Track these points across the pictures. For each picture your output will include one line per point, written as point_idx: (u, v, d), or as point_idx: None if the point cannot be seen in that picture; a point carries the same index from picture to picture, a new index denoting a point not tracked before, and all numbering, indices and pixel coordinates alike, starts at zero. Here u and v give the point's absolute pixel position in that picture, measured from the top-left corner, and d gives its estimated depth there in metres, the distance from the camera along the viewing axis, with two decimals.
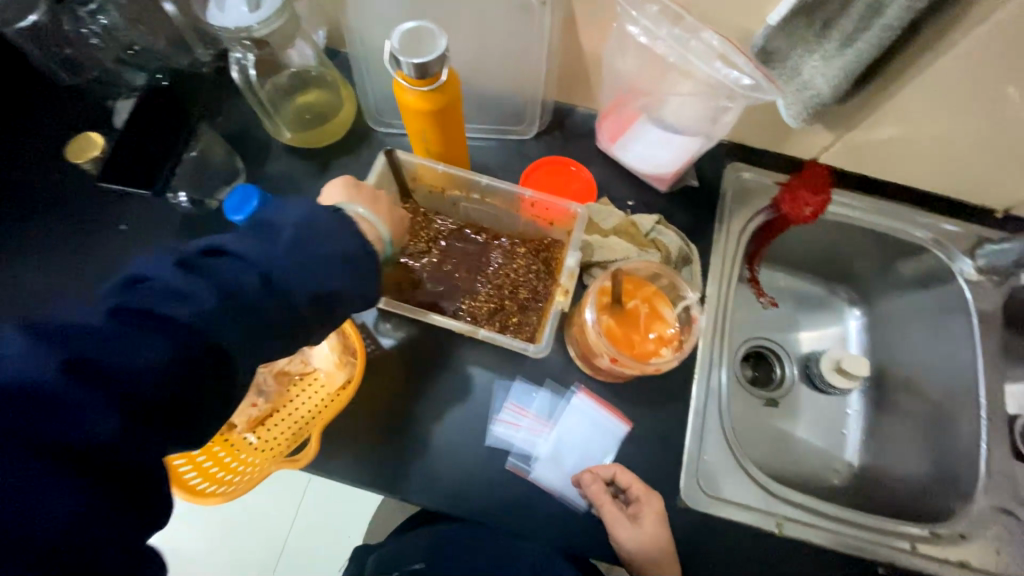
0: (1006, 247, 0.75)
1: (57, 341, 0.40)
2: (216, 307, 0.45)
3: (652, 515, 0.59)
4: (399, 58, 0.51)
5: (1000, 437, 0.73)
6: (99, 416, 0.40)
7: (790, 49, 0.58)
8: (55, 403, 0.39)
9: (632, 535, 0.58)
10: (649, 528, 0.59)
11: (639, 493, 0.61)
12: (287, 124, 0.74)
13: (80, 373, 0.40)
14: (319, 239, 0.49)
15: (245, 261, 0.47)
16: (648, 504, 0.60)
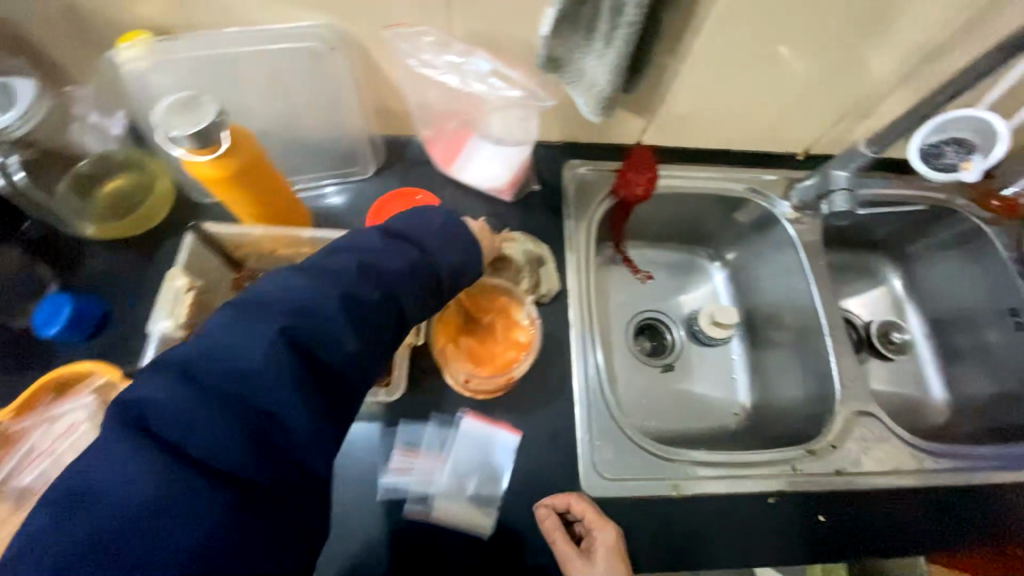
0: (807, 184, 0.84)
1: (233, 368, 0.40)
2: (333, 316, 0.44)
3: (603, 547, 0.57)
4: (168, 135, 0.49)
5: (845, 347, 0.82)
6: (262, 448, 0.39)
7: (569, 53, 0.63)
8: (255, 429, 0.39)
9: (579, 569, 0.56)
10: (599, 563, 0.56)
11: (593, 523, 0.59)
12: (90, 218, 0.68)
13: (262, 397, 0.40)
14: (400, 256, 0.50)
15: (336, 272, 0.46)
16: (599, 532, 0.58)
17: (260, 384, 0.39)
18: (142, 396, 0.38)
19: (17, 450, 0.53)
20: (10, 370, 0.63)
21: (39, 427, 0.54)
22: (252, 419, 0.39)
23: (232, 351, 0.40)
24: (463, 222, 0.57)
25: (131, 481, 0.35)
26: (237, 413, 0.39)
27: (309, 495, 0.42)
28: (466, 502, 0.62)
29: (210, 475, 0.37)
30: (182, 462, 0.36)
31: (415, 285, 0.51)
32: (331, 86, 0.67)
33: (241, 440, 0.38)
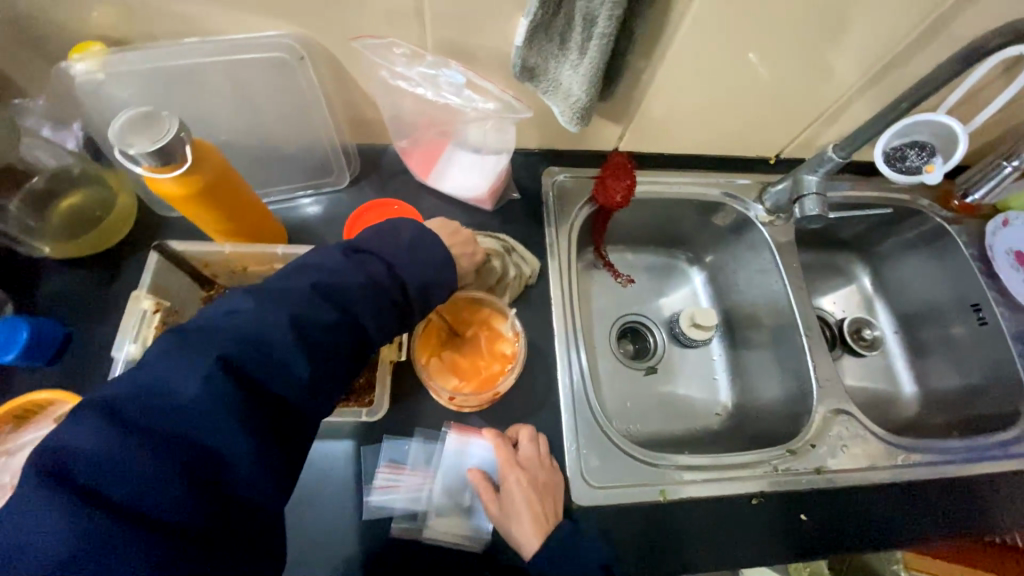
0: (780, 187, 0.86)
1: (163, 409, 0.38)
2: (264, 351, 0.43)
3: (515, 485, 0.58)
4: (127, 151, 0.47)
5: (822, 346, 0.85)
6: (214, 482, 0.39)
7: (545, 62, 0.63)
8: (189, 469, 0.38)
9: (498, 509, 0.58)
10: (512, 500, 0.58)
11: (505, 460, 0.60)
12: (48, 236, 0.65)
13: (190, 436, 0.38)
14: (353, 274, 0.49)
15: (272, 300, 0.45)
16: (509, 469, 0.59)
17: (195, 419, 0.39)
18: (66, 439, 0.35)
19: None
20: None
21: None
22: (184, 461, 0.38)
23: (158, 387, 0.39)
24: (432, 232, 0.56)
25: (47, 534, 0.33)
26: (166, 458, 0.37)
27: (258, 528, 0.41)
28: (454, 522, 0.60)
29: (138, 522, 0.35)
30: (109, 512, 0.35)
31: (373, 303, 0.50)
32: (302, 96, 0.66)
33: (178, 480, 0.37)
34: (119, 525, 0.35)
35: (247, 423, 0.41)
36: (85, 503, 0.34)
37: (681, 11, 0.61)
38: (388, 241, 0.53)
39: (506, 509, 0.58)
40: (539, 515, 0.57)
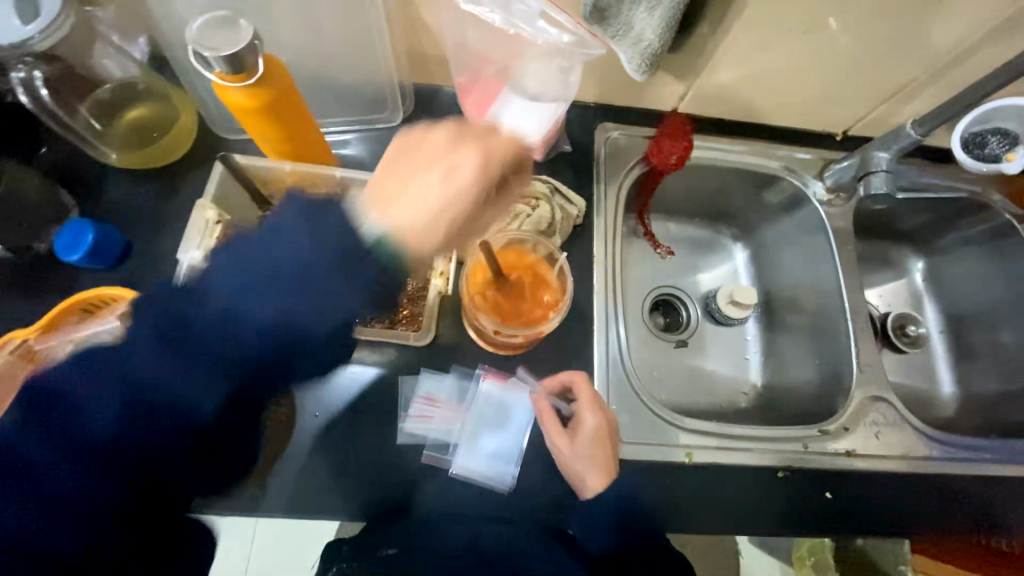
0: (844, 165, 0.82)
1: (112, 368, 0.44)
2: (213, 333, 0.47)
3: (586, 428, 0.60)
4: (203, 53, 0.46)
5: (866, 334, 0.82)
6: (66, 474, 0.42)
7: (618, 4, 0.59)
8: (124, 430, 0.43)
9: (563, 447, 0.60)
10: (581, 444, 0.59)
11: (582, 406, 0.61)
12: (113, 145, 0.66)
13: (132, 405, 0.44)
14: (315, 265, 0.49)
15: (234, 279, 0.48)
16: (584, 415, 0.60)
17: (148, 384, 0.44)
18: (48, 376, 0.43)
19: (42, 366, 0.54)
20: (30, 294, 0.62)
21: (64, 347, 0.54)
22: (121, 421, 0.43)
23: (135, 356, 0.44)
24: (434, 192, 0.53)
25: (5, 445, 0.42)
26: (101, 413, 0.43)
27: (167, 499, 0.48)
28: (480, 456, 0.63)
29: (76, 470, 0.42)
30: (48, 444, 0.42)
31: (334, 294, 0.50)
32: (363, 25, 0.64)
33: (110, 439, 0.43)
34: (46, 457, 0.42)
35: (185, 402, 0.46)
36: (36, 436, 0.42)
37: None
38: (358, 215, 0.51)
39: (571, 450, 0.59)
40: (604, 466, 0.59)
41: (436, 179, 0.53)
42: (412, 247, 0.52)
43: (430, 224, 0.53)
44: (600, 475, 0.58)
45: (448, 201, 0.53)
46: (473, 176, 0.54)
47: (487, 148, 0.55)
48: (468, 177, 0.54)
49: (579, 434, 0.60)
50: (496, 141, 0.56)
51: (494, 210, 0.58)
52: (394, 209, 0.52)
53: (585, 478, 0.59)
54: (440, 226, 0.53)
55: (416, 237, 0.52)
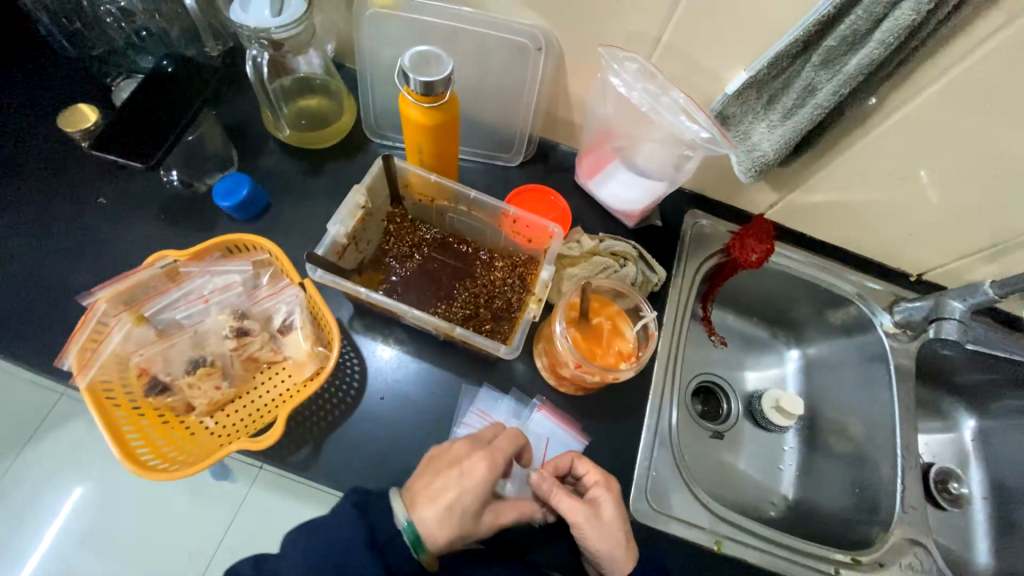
0: (917, 304, 0.85)
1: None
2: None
3: (605, 498, 0.60)
4: (409, 74, 0.56)
5: (913, 475, 0.81)
6: None
7: (743, 114, 0.68)
8: None
9: (587, 519, 0.59)
10: (605, 512, 0.60)
11: (593, 479, 0.62)
12: (288, 122, 0.77)
13: None
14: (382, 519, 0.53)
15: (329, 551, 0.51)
16: (604, 490, 0.61)
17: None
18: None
19: (183, 287, 0.64)
20: (181, 224, 0.72)
21: (204, 277, 0.65)
22: None
23: (326, 534, 0.52)
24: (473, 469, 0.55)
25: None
26: None
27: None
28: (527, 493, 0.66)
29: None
30: None
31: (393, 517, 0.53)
32: (522, 80, 0.75)
33: None
34: None
35: None
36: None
37: (892, 109, 0.65)
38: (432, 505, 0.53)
39: (599, 520, 0.59)
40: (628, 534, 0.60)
41: (457, 486, 0.54)
42: (437, 544, 0.52)
43: (451, 528, 0.53)
44: (628, 546, 0.59)
45: (460, 514, 0.53)
46: (480, 479, 0.55)
47: (492, 457, 0.57)
48: (479, 475, 0.55)
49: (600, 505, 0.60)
50: (500, 441, 0.59)
51: (493, 518, 0.58)
52: (435, 514, 0.53)
53: (620, 544, 0.59)
54: (452, 522, 0.53)
55: (438, 536, 0.52)
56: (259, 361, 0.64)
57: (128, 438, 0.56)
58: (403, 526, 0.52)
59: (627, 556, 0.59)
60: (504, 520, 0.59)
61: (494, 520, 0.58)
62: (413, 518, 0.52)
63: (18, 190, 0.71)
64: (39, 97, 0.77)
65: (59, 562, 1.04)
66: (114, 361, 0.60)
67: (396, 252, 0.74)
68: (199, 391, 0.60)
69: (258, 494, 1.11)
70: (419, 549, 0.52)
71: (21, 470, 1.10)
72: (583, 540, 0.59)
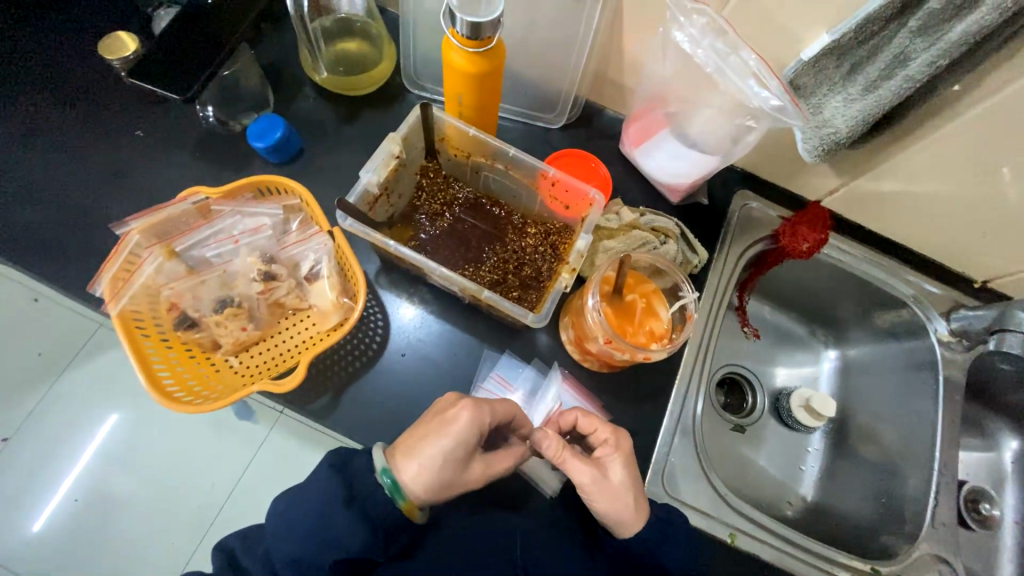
0: (977, 313, 0.78)
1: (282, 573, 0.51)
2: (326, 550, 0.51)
3: (613, 457, 0.57)
4: (455, 14, 0.52)
5: (948, 493, 0.76)
6: None
7: (816, 85, 0.61)
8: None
9: (595, 480, 0.55)
10: (614, 473, 0.56)
11: (602, 434, 0.59)
12: (326, 64, 0.73)
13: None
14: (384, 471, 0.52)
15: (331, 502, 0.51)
16: (614, 452, 0.57)
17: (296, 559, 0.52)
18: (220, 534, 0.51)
19: (214, 225, 0.64)
20: (216, 163, 0.71)
21: (234, 216, 0.64)
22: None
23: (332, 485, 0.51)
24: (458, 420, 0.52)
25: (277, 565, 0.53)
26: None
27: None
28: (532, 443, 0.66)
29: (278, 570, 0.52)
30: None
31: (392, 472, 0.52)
32: (572, 34, 0.69)
33: None
34: None
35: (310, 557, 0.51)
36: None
37: (989, 93, 0.57)
38: (415, 461, 0.51)
39: (607, 482, 0.56)
40: (639, 494, 0.56)
41: (441, 446, 0.51)
42: (416, 492, 0.51)
43: (435, 484, 0.51)
44: (637, 507, 0.56)
45: (445, 468, 0.51)
46: (467, 432, 0.52)
47: (480, 411, 0.53)
48: (467, 425, 0.52)
49: (607, 464, 0.57)
50: (495, 402, 0.56)
51: (484, 468, 0.54)
52: (418, 467, 0.51)
53: (629, 507, 0.55)
54: (432, 473, 0.51)
55: (418, 488, 0.51)
56: (285, 307, 0.64)
57: (154, 368, 0.57)
58: (384, 475, 0.52)
59: (637, 517, 0.56)
60: (494, 471, 0.56)
61: (485, 470, 0.55)
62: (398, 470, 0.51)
63: (59, 116, 0.71)
64: (82, 21, 0.76)
65: (93, 478, 1.11)
66: (144, 293, 0.61)
67: (427, 210, 0.72)
68: (225, 330, 0.61)
69: (277, 438, 1.15)
70: (398, 496, 0.51)
71: (61, 390, 1.16)
72: (589, 502, 0.55)
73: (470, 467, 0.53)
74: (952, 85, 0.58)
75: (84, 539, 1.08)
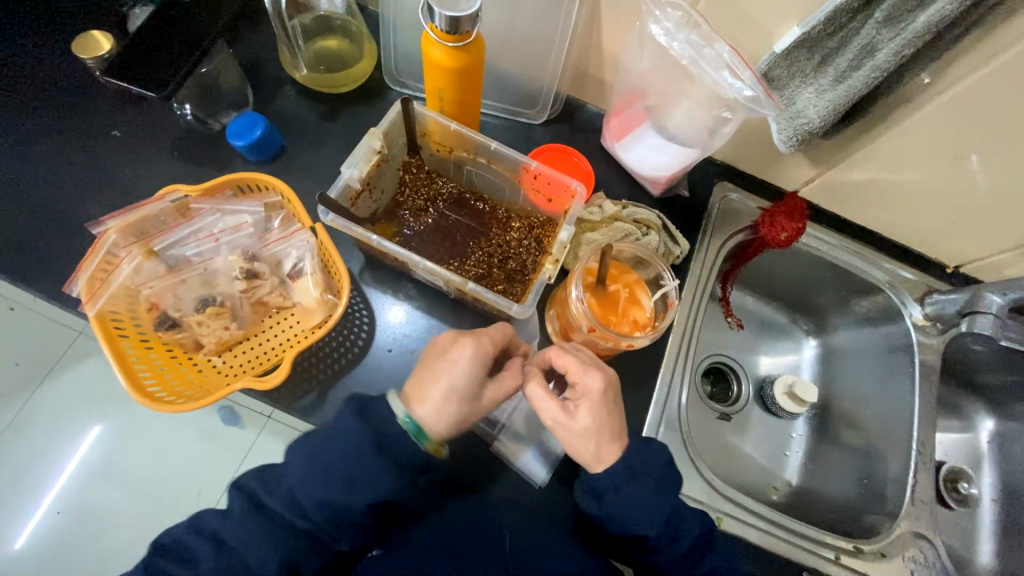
0: (950, 297, 0.80)
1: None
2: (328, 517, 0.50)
3: (580, 400, 0.56)
4: (434, 8, 0.52)
5: (926, 471, 0.78)
6: None
7: (790, 77, 0.63)
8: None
9: (558, 423, 0.56)
10: (579, 419, 0.55)
11: (574, 375, 0.57)
12: (305, 61, 0.73)
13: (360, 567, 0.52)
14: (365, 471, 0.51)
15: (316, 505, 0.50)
16: (583, 397, 0.56)
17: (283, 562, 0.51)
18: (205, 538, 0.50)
19: (193, 224, 0.64)
20: (195, 162, 0.70)
21: (214, 214, 0.63)
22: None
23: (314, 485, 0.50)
24: (460, 348, 0.55)
25: None
26: None
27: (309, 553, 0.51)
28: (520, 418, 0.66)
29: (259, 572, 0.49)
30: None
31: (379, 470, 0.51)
32: (551, 29, 0.70)
33: None
34: None
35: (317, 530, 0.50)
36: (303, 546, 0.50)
37: (953, 83, 0.59)
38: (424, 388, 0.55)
39: (571, 424, 0.56)
40: (606, 439, 0.55)
41: (447, 378, 0.54)
42: (441, 424, 0.54)
43: (455, 417, 0.54)
44: (605, 452, 0.55)
45: (461, 402, 0.54)
46: (474, 367, 0.54)
47: (480, 347, 0.55)
48: (471, 362, 0.54)
49: (576, 406, 0.56)
50: (491, 331, 0.58)
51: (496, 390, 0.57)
52: (429, 401, 0.54)
53: (590, 451, 0.55)
54: (451, 411, 0.54)
55: (441, 424, 0.54)
56: (268, 305, 0.64)
57: (135, 368, 0.56)
58: (404, 420, 0.53)
59: (600, 458, 0.55)
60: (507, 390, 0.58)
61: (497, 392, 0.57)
62: (397, 411, 0.53)
63: (30, 118, 0.70)
64: (53, 21, 0.74)
65: (75, 489, 1.09)
66: (123, 293, 0.60)
67: (411, 205, 0.72)
68: (207, 331, 0.60)
69: (266, 443, 1.13)
70: (423, 437, 0.53)
71: (41, 400, 1.13)
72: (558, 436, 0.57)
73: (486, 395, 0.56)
74: (917, 76, 0.60)
75: (67, 552, 1.05)
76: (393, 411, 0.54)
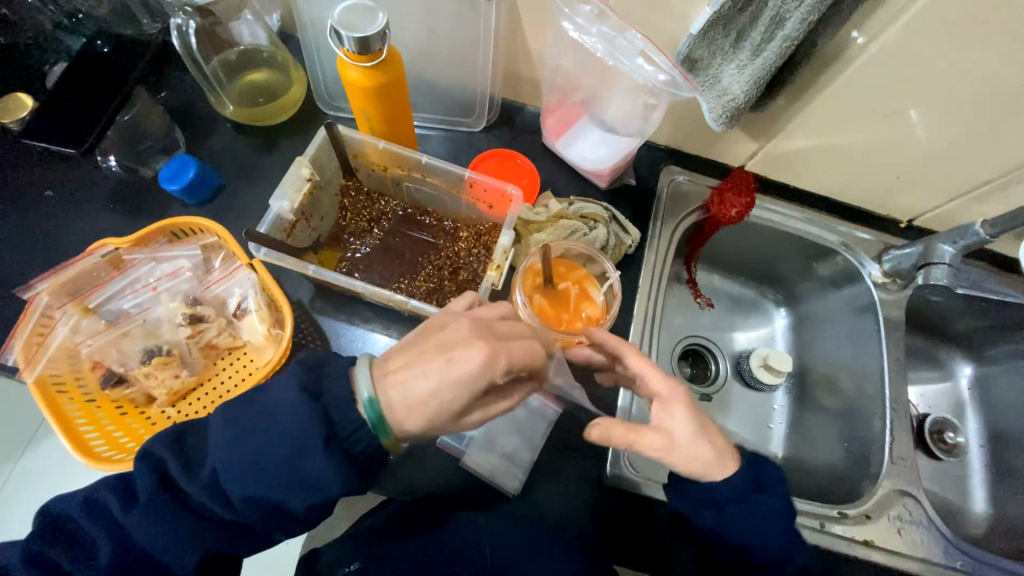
0: (905, 251, 0.81)
1: None
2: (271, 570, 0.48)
3: (679, 409, 0.53)
4: (340, 32, 0.52)
5: (903, 425, 0.78)
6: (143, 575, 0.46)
7: (711, 55, 0.63)
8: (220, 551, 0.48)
9: (666, 446, 0.51)
10: (679, 429, 0.52)
11: (655, 380, 0.54)
12: (232, 98, 0.73)
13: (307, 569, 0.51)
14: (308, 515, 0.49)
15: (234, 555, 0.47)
16: (673, 402, 0.53)
17: None
18: None
19: (129, 275, 0.63)
20: (132, 212, 0.69)
21: (150, 263, 0.63)
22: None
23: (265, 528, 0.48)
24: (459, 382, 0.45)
25: None
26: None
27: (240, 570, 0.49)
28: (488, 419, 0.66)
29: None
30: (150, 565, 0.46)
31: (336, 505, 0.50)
32: (472, 36, 0.70)
33: None
34: None
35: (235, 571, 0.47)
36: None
37: (865, 45, 0.60)
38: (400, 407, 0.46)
39: (677, 441, 0.52)
40: (716, 441, 0.53)
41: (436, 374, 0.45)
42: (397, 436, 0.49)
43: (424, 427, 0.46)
44: (719, 453, 0.52)
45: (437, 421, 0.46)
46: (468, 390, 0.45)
47: (490, 365, 0.45)
48: (474, 373, 0.45)
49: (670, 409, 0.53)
50: (512, 347, 0.47)
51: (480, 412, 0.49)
52: (411, 407, 0.46)
53: (706, 459, 0.52)
54: (424, 421, 0.46)
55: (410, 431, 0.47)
56: (218, 348, 0.63)
57: (80, 431, 0.56)
58: (367, 408, 0.45)
59: (719, 462, 0.52)
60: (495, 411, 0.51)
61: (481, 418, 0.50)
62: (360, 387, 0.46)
63: None
64: None
65: None
66: (64, 355, 0.59)
67: (355, 228, 0.72)
68: (156, 382, 0.59)
69: None
70: (382, 432, 0.46)
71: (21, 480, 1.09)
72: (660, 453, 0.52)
73: (466, 416, 0.49)
74: (830, 39, 0.60)
75: None
76: (356, 386, 0.46)
